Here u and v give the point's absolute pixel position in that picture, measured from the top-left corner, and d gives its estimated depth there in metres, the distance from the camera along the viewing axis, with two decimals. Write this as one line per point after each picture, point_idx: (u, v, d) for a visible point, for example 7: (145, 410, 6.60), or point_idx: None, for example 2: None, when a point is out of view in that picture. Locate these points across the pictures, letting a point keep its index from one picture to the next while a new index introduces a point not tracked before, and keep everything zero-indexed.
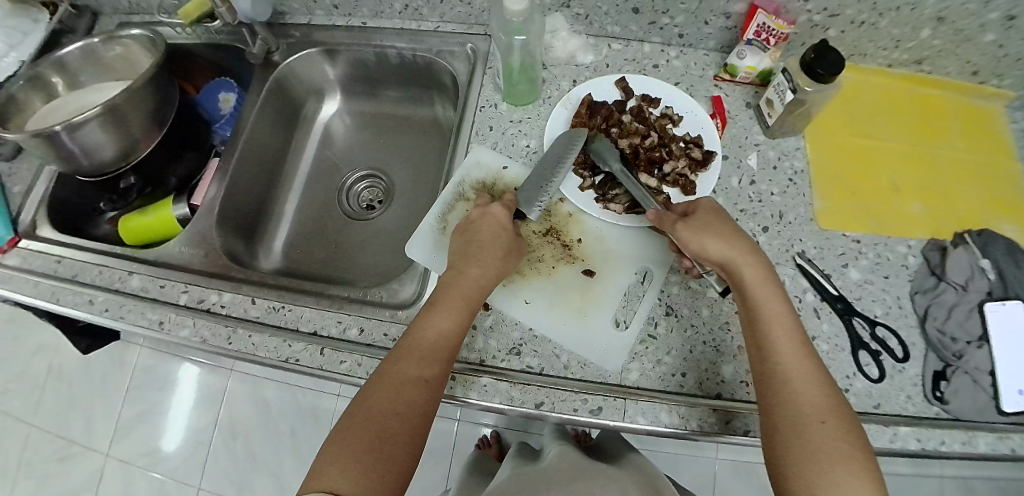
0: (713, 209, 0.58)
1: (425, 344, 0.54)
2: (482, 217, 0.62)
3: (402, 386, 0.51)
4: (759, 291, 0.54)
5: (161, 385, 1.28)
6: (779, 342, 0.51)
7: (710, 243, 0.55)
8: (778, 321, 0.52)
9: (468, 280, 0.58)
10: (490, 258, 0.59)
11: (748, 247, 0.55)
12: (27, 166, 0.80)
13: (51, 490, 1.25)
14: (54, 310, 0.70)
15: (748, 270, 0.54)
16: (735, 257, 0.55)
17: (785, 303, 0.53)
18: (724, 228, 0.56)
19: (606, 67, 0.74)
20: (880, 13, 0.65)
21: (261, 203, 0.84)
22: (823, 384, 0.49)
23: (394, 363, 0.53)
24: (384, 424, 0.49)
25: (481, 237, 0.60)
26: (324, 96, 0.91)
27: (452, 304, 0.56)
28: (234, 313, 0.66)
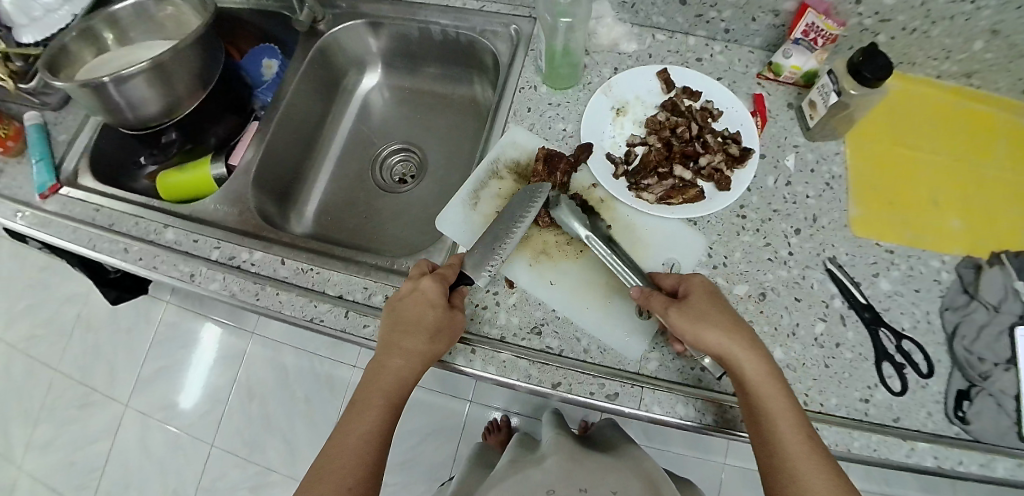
0: (706, 289, 0.56)
1: (360, 434, 0.54)
2: (411, 293, 0.58)
3: (343, 474, 0.51)
4: (759, 389, 0.51)
5: (182, 342, 1.31)
6: (785, 439, 0.50)
7: (707, 334, 0.52)
8: (781, 415, 0.51)
9: (389, 372, 0.55)
10: (419, 347, 0.56)
11: (745, 338, 0.53)
12: (74, 116, 0.83)
13: (70, 434, 1.29)
14: (89, 256, 0.72)
15: (748, 365, 0.52)
16: (734, 352, 0.52)
17: (784, 392, 0.52)
18: (720, 317, 0.53)
19: (649, 57, 0.74)
20: (934, 21, 0.64)
21: (294, 169, 0.85)
22: (831, 475, 0.49)
23: (336, 449, 0.53)
24: None
25: (408, 317, 0.57)
26: (364, 69, 0.92)
27: (383, 391, 0.55)
28: (263, 271, 0.67)
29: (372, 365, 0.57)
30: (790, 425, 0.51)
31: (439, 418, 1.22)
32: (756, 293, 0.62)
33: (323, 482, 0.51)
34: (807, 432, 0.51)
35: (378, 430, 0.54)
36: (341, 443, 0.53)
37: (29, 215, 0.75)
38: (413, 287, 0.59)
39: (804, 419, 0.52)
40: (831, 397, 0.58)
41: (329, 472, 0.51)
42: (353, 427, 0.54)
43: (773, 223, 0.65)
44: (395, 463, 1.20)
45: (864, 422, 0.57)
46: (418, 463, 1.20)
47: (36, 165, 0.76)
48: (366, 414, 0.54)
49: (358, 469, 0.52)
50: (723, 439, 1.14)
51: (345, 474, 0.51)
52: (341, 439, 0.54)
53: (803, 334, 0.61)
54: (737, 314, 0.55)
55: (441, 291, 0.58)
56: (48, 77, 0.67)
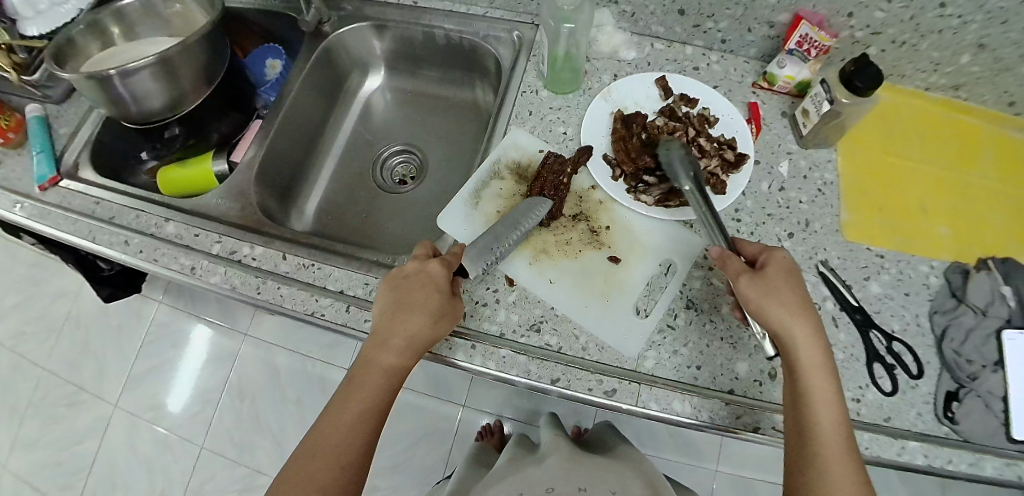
0: (787, 268, 0.56)
1: (355, 410, 0.55)
2: (417, 276, 0.58)
3: (340, 447, 0.53)
4: (809, 363, 0.53)
5: (174, 342, 1.30)
6: (822, 414, 0.51)
7: (772, 307, 0.53)
8: (823, 389, 0.52)
9: (391, 351, 0.56)
10: (421, 330, 0.56)
11: (810, 316, 0.54)
12: (76, 110, 0.83)
13: (56, 434, 1.27)
14: (89, 248, 0.72)
15: (806, 341, 0.53)
16: (796, 327, 0.53)
17: (832, 373, 0.53)
18: (791, 293, 0.54)
19: (648, 64, 0.76)
20: (922, 34, 0.66)
21: (297, 167, 0.86)
22: (849, 457, 0.50)
23: (331, 422, 0.54)
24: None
25: (413, 301, 0.57)
26: (368, 71, 0.94)
27: (380, 370, 0.55)
28: (265, 265, 0.67)
29: (373, 341, 0.57)
30: (830, 403, 0.52)
31: (432, 422, 1.22)
32: None
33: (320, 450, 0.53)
34: (840, 415, 0.52)
35: (376, 407, 0.55)
36: (336, 417, 0.54)
37: (27, 207, 0.75)
38: (420, 269, 0.59)
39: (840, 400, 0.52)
40: None
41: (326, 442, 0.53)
42: (349, 402, 0.55)
43: (767, 227, 0.67)
44: (388, 467, 1.19)
45: (855, 421, 0.59)
46: (411, 466, 1.19)
47: (36, 157, 0.76)
48: (363, 391, 0.55)
49: (354, 443, 0.54)
50: (715, 445, 1.15)
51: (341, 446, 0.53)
52: (337, 412, 0.55)
53: None
54: (811, 298, 0.55)
55: (448, 277, 0.59)
56: (54, 68, 0.67)
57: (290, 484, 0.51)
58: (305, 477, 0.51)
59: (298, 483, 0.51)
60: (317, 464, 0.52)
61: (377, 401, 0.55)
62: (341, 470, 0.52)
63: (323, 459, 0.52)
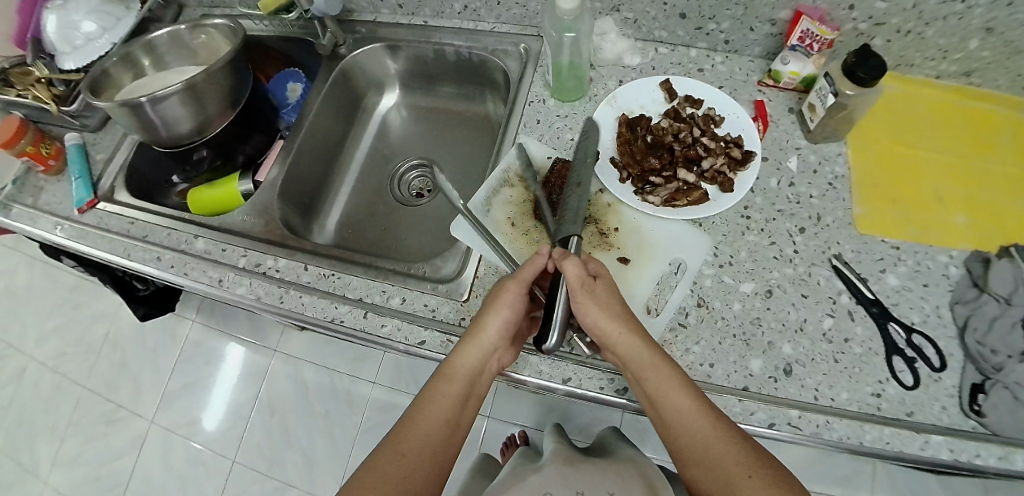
0: (605, 278, 0.58)
1: (441, 413, 0.55)
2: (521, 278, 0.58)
3: (424, 449, 0.54)
4: (655, 370, 0.53)
5: (207, 358, 1.35)
6: (690, 426, 0.52)
7: (606, 322, 0.55)
8: (676, 398, 0.52)
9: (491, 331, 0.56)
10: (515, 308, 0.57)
11: (633, 323, 0.55)
12: (111, 137, 0.88)
13: (96, 450, 1.32)
14: (123, 265, 0.76)
15: (642, 349, 0.54)
16: (629, 336, 0.54)
17: (676, 377, 0.53)
18: (614, 305, 0.56)
19: (652, 69, 0.78)
20: (927, 22, 0.66)
21: (317, 183, 0.90)
22: (736, 438, 0.51)
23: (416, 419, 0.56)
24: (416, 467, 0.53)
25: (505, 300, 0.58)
26: (383, 89, 0.98)
27: (467, 375, 0.56)
28: (287, 277, 0.71)
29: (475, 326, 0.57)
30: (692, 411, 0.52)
31: None
32: (762, 290, 0.63)
33: (402, 449, 0.54)
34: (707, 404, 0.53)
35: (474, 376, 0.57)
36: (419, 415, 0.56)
37: (67, 228, 0.80)
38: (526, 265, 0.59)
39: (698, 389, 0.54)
40: (842, 392, 0.58)
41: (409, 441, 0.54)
42: (437, 402, 0.56)
43: (777, 223, 0.67)
44: None
45: (877, 416, 0.57)
46: None
47: (75, 182, 0.82)
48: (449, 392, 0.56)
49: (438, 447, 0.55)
50: None
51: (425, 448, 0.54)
52: (426, 412, 0.56)
53: (810, 329, 0.61)
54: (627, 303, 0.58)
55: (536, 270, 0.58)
56: (89, 98, 0.72)
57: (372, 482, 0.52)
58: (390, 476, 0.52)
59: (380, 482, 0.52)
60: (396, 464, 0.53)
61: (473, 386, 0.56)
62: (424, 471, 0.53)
63: (410, 461, 0.53)
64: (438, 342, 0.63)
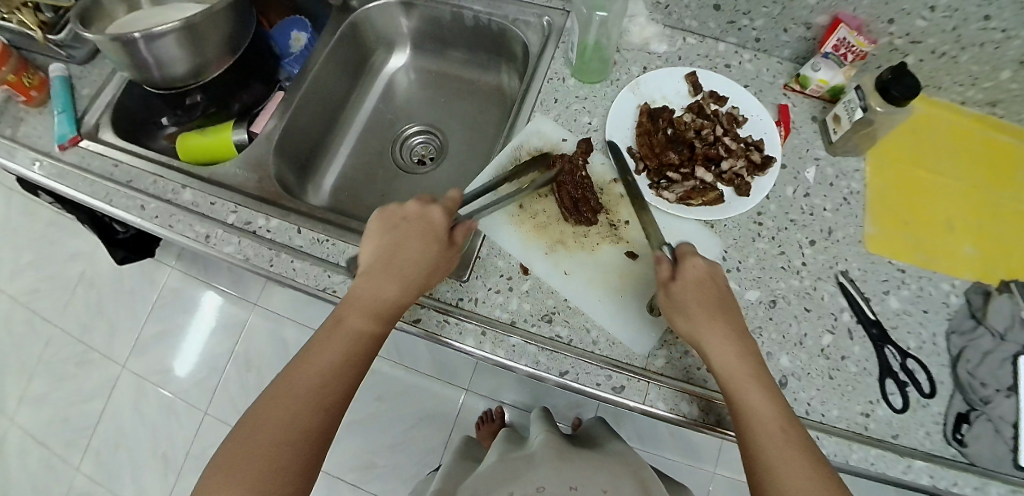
0: (703, 279, 0.56)
1: (306, 387, 0.51)
2: (381, 224, 0.59)
3: (287, 432, 0.49)
4: (731, 377, 0.52)
5: (183, 308, 1.31)
6: (763, 434, 0.50)
7: (682, 323, 0.54)
8: (752, 408, 0.51)
9: (384, 288, 0.55)
10: (412, 270, 0.56)
11: (720, 327, 0.54)
12: (99, 71, 0.83)
13: (65, 391, 1.29)
14: (105, 211, 0.72)
15: (719, 356, 0.53)
16: (706, 341, 0.53)
17: (764, 384, 0.52)
18: (701, 308, 0.54)
19: (678, 59, 0.75)
20: (964, 46, 0.64)
21: (316, 142, 0.86)
22: (806, 468, 0.48)
23: (273, 399, 0.51)
24: (278, 447, 0.48)
25: (370, 263, 0.57)
26: (393, 49, 0.93)
27: (349, 341, 0.54)
28: (279, 238, 0.67)
29: (368, 277, 0.56)
30: (774, 420, 0.50)
31: (434, 404, 1.23)
32: (767, 300, 0.63)
33: (255, 437, 0.49)
34: (786, 426, 0.50)
35: (365, 336, 0.54)
36: (276, 395, 0.51)
37: (46, 165, 0.75)
38: (420, 215, 0.59)
39: (780, 408, 0.51)
40: (833, 409, 0.59)
41: (262, 426, 0.49)
42: (307, 368, 0.52)
43: (788, 233, 0.66)
44: (389, 446, 1.20)
45: (863, 435, 0.58)
46: (411, 447, 1.20)
47: (58, 116, 0.76)
48: (314, 364, 0.52)
49: (305, 424, 0.50)
50: (713, 449, 1.15)
51: (287, 432, 0.49)
52: (283, 392, 0.51)
53: (809, 344, 0.61)
54: (727, 307, 0.55)
55: (445, 222, 0.59)
56: (78, 29, 0.67)
57: (224, 479, 0.47)
58: (251, 459, 0.48)
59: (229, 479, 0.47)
60: (249, 454, 0.48)
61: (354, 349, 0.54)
62: (295, 457, 0.48)
63: (268, 449, 0.48)
64: (433, 321, 0.61)
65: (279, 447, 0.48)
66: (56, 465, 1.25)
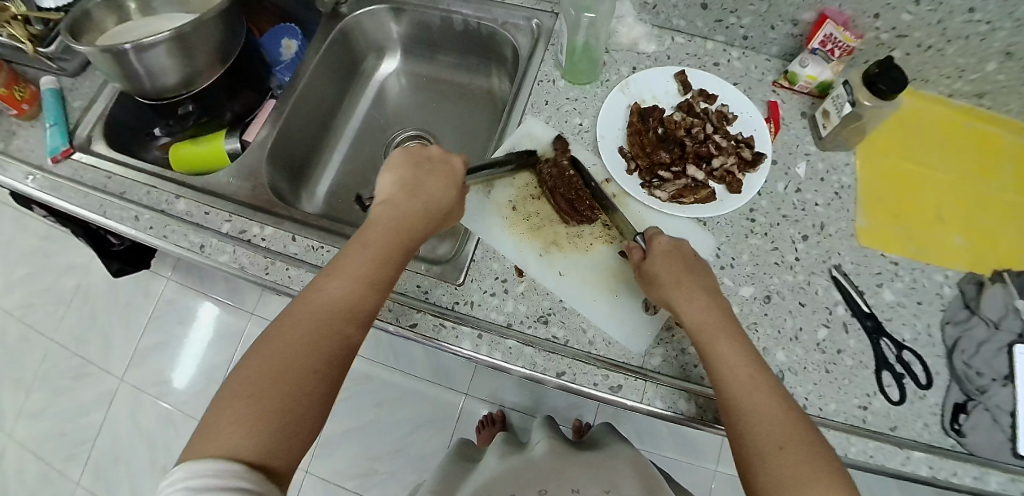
0: (675, 248, 0.58)
1: (317, 317, 0.49)
2: (405, 160, 0.60)
3: (307, 357, 0.47)
4: (701, 332, 0.53)
5: (180, 318, 1.31)
6: (734, 383, 0.50)
7: (657, 287, 0.56)
8: (727, 357, 0.52)
9: (398, 221, 0.56)
10: (428, 206, 0.58)
11: (693, 285, 0.55)
12: (90, 84, 0.83)
13: (62, 405, 1.28)
14: (99, 223, 0.71)
15: (688, 312, 0.54)
16: (676, 300, 0.55)
17: (734, 336, 0.53)
18: (674, 270, 0.56)
19: (667, 58, 0.75)
20: (949, 39, 0.65)
21: (309, 150, 0.86)
22: (784, 414, 0.48)
23: (286, 325, 0.49)
24: (288, 378, 0.46)
25: (390, 195, 0.58)
26: (384, 54, 0.93)
27: (359, 270, 0.52)
28: (273, 246, 0.67)
29: (381, 213, 0.57)
30: (749, 369, 0.51)
31: (435, 408, 1.23)
32: (762, 295, 0.63)
33: (262, 371, 0.46)
34: (765, 378, 0.50)
35: (377, 269, 0.53)
36: (289, 324, 0.49)
37: (39, 178, 0.75)
38: (444, 159, 0.61)
39: (758, 361, 0.52)
40: (830, 402, 0.59)
41: (277, 351, 0.47)
42: (316, 300, 0.50)
43: (781, 228, 0.66)
44: (389, 452, 1.20)
45: (862, 428, 0.58)
46: (412, 453, 1.20)
47: (50, 129, 0.76)
48: (329, 293, 0.50)
49: (323, 351, 0.48)
50: (715, 448, 1.15)
51: (304, 358, 0.47)
52: (288, 323, 0.49)
53: (805, 338, 0.61)
54: (701, 269, 0.57)
55: (462, 167, 0.61)
56: (70, 42, 0.67)
57: (236, 402, 0.44)
58: (256, 393, 0.45)
59: (241, 403, 0.44)
60: (262, 381, 0.45)
61: (366, 281, 0.52)
62: (315, 382, 0.47)
63: (286, 373, 0.46)
64: (430, 325, 0.61)
65: (298, 375, 0.46)
66: (55, 481, 1.24)
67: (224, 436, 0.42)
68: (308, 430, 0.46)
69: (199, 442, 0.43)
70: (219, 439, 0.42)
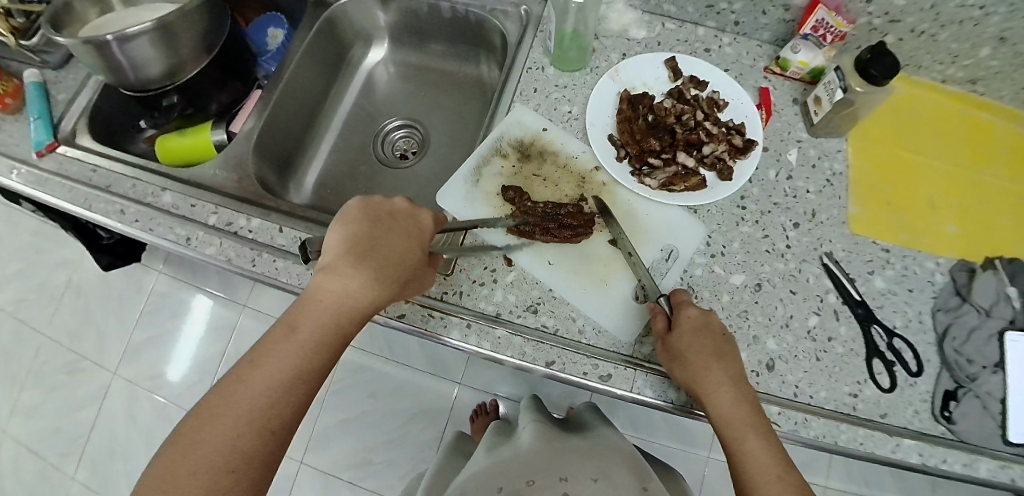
0: (701, 327, 0.55)
1: (250, 402, 0.46)
2: (363, 216, 0.56)
3: (228, 454, 0.44)
4: (729, 424, 0.51)
5: (173, 312, 1.30)
6: (761, 478, 0.49)
7: (683, 369, 0.54)
8: (753, 449, 0.50)
9: (344, 296, 0.51)
10: (383, 273, 0.53)
11: (721, 373, 0.53)
12: (74, 76, 0.81)
13: (56, 400, 1.28)
14: (84, 217, 0.71)
15: (717, 403, 0.52)
16: (702, 386, 0.52)
17: (763, 432, 0.51)
18: (702, 352, 0.53)
19: (658, 44, 0.74)
20: (941, 24, 0.64)
21: (296, 141, 0.85)
22: None
23: (210, 413, 0.45)
24: (218, 466, 0.43)
25: (337, 256, 0.53)
26: (372, 43, 0.92)
27: (298, 349, 0.49)
28: (260, 238, 0.66)
29: (321, 281, 0.52)
30: (744, 413, 0.52)
31: (429, 399, 1.23)
32: (752, 283, 0.63)
33: (185, 459, 0.43)
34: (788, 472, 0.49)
35: (317, 351, 0.50)
36: (213, 411, 0.45)
37: (24, 173, 0.74)
38: (407, 217, 0.57)
39: (782, 456, 0.50)
40: (821, 390, 0.59)
41: (198, 445, 0.44)
42: (246, 385, 0.47)
43: (772, 215, 0.66)
44: (385, 444, 1.20)
45: (852, 416, 0.58)
46: (407, 444, 1.20)
47: (33, 123, 0.75)
48: (259, 377, 0.47)
49: (247, 442, 0.45)
50: (709, 436, 1.16)
51: (225, 452, 0.44)
52: (213, 408, 0.46)
53: (796, 325, 0.61)
54: (728, 351, 0.55)
55: (427, 229, 0.58)
56: (50, 33, 0.65)
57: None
58: (176, 482, 0.43)
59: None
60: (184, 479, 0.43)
61: (299, 369, 0.49)
62: (237, 478, 0.44)
63: (208, 465, 0.43)
64: (419, 316, 0.60)
65: (217, 470, 0.43)
66: (51, 476, 1.24)
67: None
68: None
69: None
70: None
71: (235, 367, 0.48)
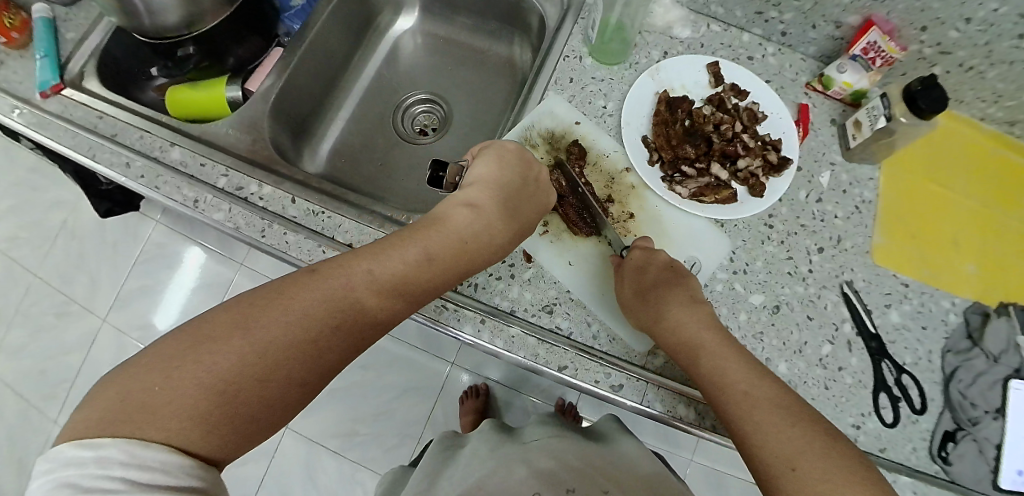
0: (639, 264, 0.58)
1: (339, 300, 0.46)
2: (516, 168, 0.60)
3: (291, 354, 0.43)
4: (682, 352, 0.53)
5: (167, 264, 1.28)
6: (726, 397, 0.49)
7: (632, 311, 0.57)
8: (715, 370, 0.51)
9: (481, 236, 0.55)
10: (513, 231, 0.57)
11: (664, 300, 0.55)
12: (85, 14, 0.77)
13: (42, 341, 1.26)
14: (86, 166, 0.67)
15: (665, 335, 0.54)
16: (649, 322, 0.55)
17: (721, 351, 0.52)
18: (645, 286, 0.56)
19: (700, 46, 0.71)
20: (993, 62, 0.62)
21: (313, 105, 0.82)
22: (785, 427, 0.45)
23: (288, 298, 0.44)
24: (278, 362, 0.42)
25: (487, 199, 0.57)
26: (400, 10, 0.89)
27: (401, 267, 0.49)
28: (271, 207, 0.64)
29: (463, 216, 0.55)
30: (697, 336, 0.53)
31: (420, 377, 1.23)
32: (770, 305, 0.62)
33: (247, 335, 0.42)
34: (754, 387, 0.49)
35: (423, 279, 0.50)
36: (297, 295, 0.45)
37: (26, 113, 0.70)
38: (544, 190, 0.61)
39: (753, 374, 0.50)
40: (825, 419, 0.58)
41: (264, 323, 0.43)
42: (347, 282, 0.47)
43: (798, 238, 0.65)
44: (371, 417, 1.20)
45: None
46: (394, 419, 1.20)
47: (40, 61, 0.71)
48: (361, 280, 0.47)
49: (315, 346, 0.44)
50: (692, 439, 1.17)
51: (285, 347, 0.43)
52: (298, 293, 0.45)
53: (809, 352, 0.60)
54: (676, 283, 0.57)
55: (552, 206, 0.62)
56: None
57: (189, 363, 0.39)
58: (223, 357, 0.40)
59: (198, 383, 0.39)
60: (233, 363, 0.40)
61: (397, 290, 0.49)
62: (285, 383, 0.42)
63: (268, 353, 0.42)
64: (432, 305, 0.59)
65: (276, 366, 0.42)
66: (34, 417, 1.23)
67: (168, 412, 0.37)
68: (252, 426, 0.41)
69: (135, 408, 0.37)
70: (164, 401, 0.37)
71: (332, 262, 0.48)
